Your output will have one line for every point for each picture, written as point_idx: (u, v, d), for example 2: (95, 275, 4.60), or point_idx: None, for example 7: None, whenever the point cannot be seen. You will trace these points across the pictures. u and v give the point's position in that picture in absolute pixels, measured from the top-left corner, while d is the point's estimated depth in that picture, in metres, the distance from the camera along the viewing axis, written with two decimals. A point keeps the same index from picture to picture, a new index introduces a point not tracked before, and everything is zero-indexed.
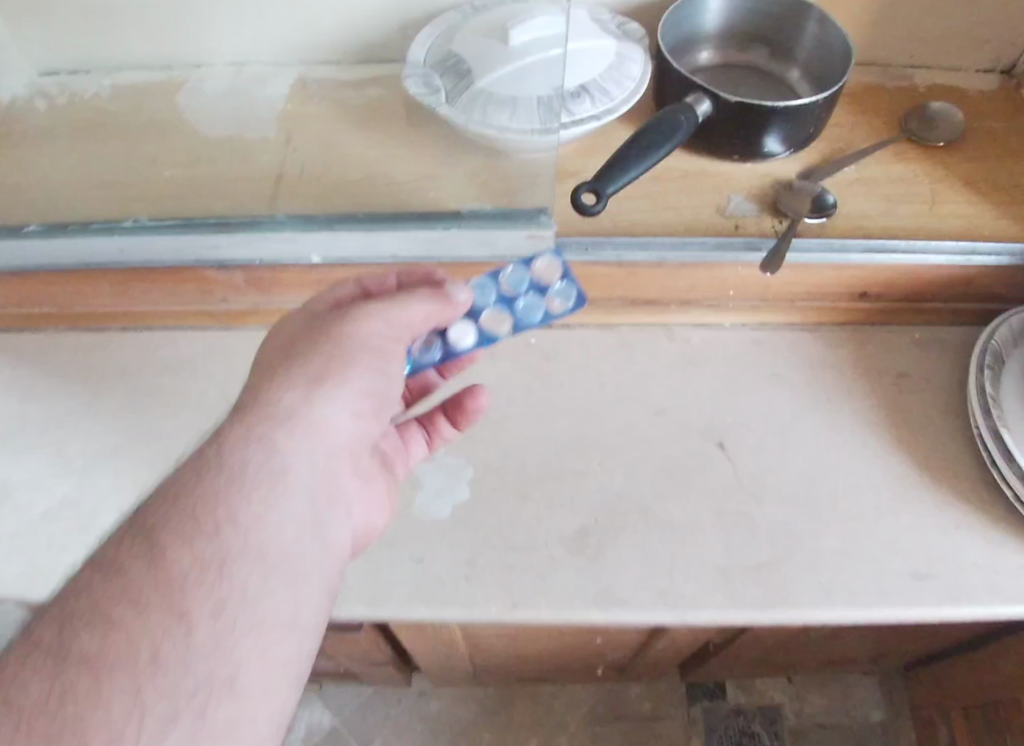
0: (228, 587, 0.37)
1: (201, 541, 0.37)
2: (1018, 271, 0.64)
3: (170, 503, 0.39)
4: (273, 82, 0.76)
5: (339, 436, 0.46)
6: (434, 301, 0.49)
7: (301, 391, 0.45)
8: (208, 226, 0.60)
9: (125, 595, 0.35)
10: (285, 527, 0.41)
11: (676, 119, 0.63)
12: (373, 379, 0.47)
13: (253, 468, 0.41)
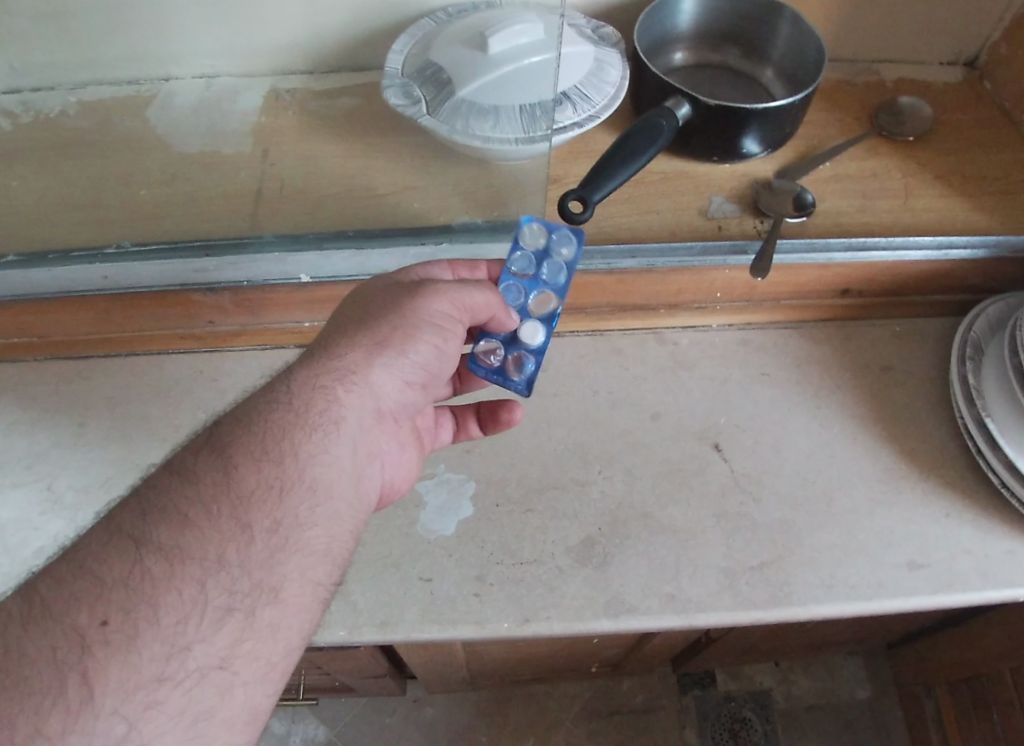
0: (282, 510, 0.41)
1: (267, 468, 0.42)
2: (993, 263, 0.66)
3: (243, 431, 0.43)
4: (245, 94, 0.75)
5: (391, 395, 0.48)
6: (495, 300, 0.50)
7: (362, 350, 0.46)
8: (195, 249, 0.60)
9: (202, 500, 0.40)
10: (334, 469, 0.44)
11: (657, 123, 0.63)
12: (428, 354, 0.48)
13: (315, 411, 0.44)
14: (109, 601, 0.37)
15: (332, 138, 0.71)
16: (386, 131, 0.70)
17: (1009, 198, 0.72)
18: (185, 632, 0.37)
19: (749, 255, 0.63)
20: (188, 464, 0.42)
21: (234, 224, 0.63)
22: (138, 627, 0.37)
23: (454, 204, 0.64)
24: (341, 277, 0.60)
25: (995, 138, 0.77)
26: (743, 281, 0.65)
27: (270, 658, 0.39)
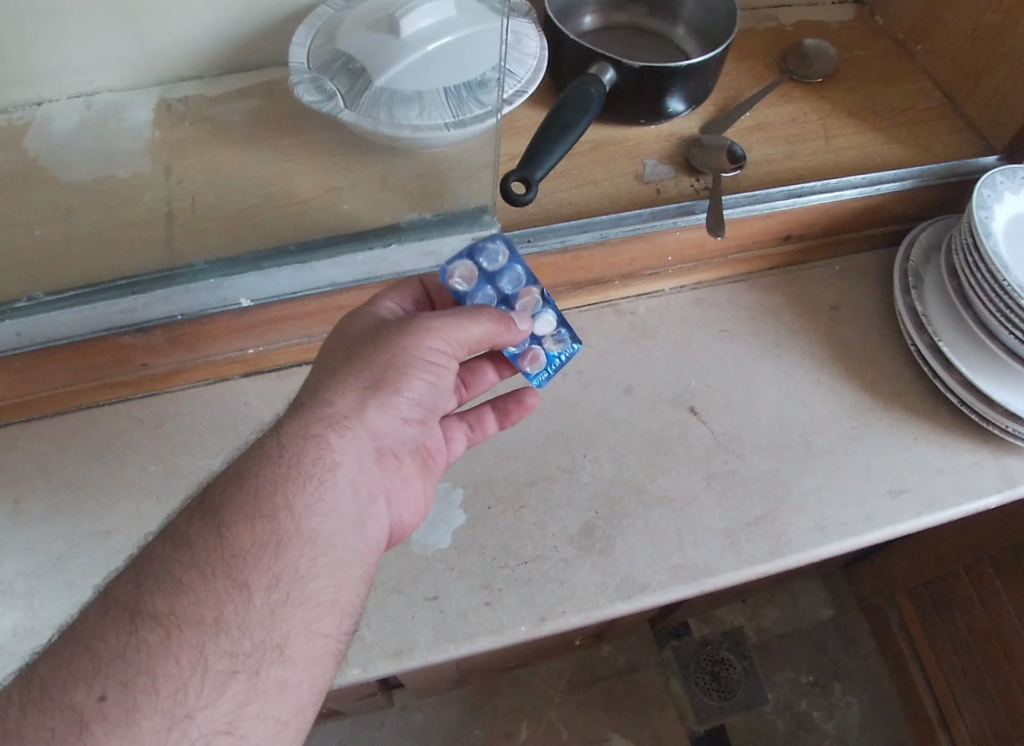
0: (281, 565, 0.41)
1: (261, 525, 0.41)
2: (918, 193, 0.69)
3: (236, 490, 0.42)
4: (132, 109, 0.68)
5: (387, 436, 0.47)
6: (495, 324, 0.49)
7: (353, 395, 0.46)
8: (118, 288, 0.54)
9: (194, 562, 0.39)
10: (333, 518, 0.43)
11: (585, 92, 0.60)
12: (425, 392, 0.48)
13: (308, 462, 0.43)
14: (106, 676, 0.36)
15: (241, 143, 0.65)
16: (299, 132, 0.65)
17: (921, 125, 0.74)
18: (186, 700, 0.37)
19: (698, 214, 0.63)
20: (179, 529, 0.41)
21: (153, 254, 0.57)
22: (137, 699, 0.36)
23: (389, 198, 0.59)
24: (284, 295, 0.57)
25: (895, 70, 0.79)
26: (693, 241, 0.66)
27: (278, 716, 0.39)
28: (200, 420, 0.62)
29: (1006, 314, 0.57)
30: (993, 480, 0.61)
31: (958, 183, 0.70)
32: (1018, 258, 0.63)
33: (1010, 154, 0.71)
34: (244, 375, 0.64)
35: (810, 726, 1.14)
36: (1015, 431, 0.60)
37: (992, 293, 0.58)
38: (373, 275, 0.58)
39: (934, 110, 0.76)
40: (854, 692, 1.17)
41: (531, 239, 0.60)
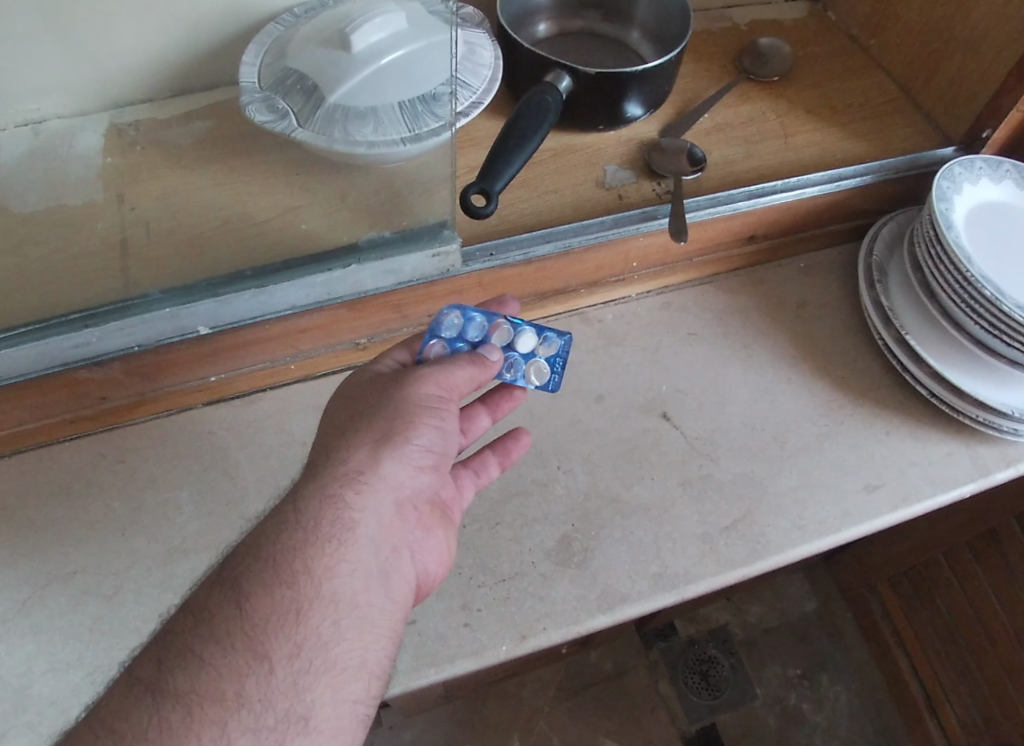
0: (303, 632, 0.41)
1: (282, 593, 0.41)
2: (877, 187, 0.69)
3: (252, 558, 0.42)
4: (80, 134, 0.66)
5: (403, 489, 0.46)
6: (475, 366, 0.49)
7: (364, 451, 0.45)
8: (70, 321, 0.53)
9: (214, 636, 0.39)
10: (354, 578, 0.43)
11: (543, 101, 0.59)
12: (431, 439, 0.47)
13: (326, 525, 0.43)
14: None
15: (196, 165, 0.63)
16: (253, 152, 0.63)
17: (878, 119, 0.75)
18: None
19: (661, 218, 0.63)
20: (199, 603, 0.41)
21: (107, 284, 0.55)
22: None
23: (347, 218, 0.58)
24: (243, 320, 0.56)
25: (850, 65, 0.80)
26: (658, 245, 0.65)
27: None
28: (164, 452, 0.60)
29: (970, 304, 0.58)
30: (967, 470, 0.61)
31: (916, 176, 0.70)
32: (979, 248, 0.64)
33: (966, 144, 0.72)
34: (207, 404, 0.63)
35: (801, 720, 1.14)
36: (985, 420, 0.61)
37: (956, 285, 0.58)
38: (333, 296, 0.57)
39: (890, 104, 0.77)
40: (841, 682, 1.17)
41: (493, 252, 0.59)
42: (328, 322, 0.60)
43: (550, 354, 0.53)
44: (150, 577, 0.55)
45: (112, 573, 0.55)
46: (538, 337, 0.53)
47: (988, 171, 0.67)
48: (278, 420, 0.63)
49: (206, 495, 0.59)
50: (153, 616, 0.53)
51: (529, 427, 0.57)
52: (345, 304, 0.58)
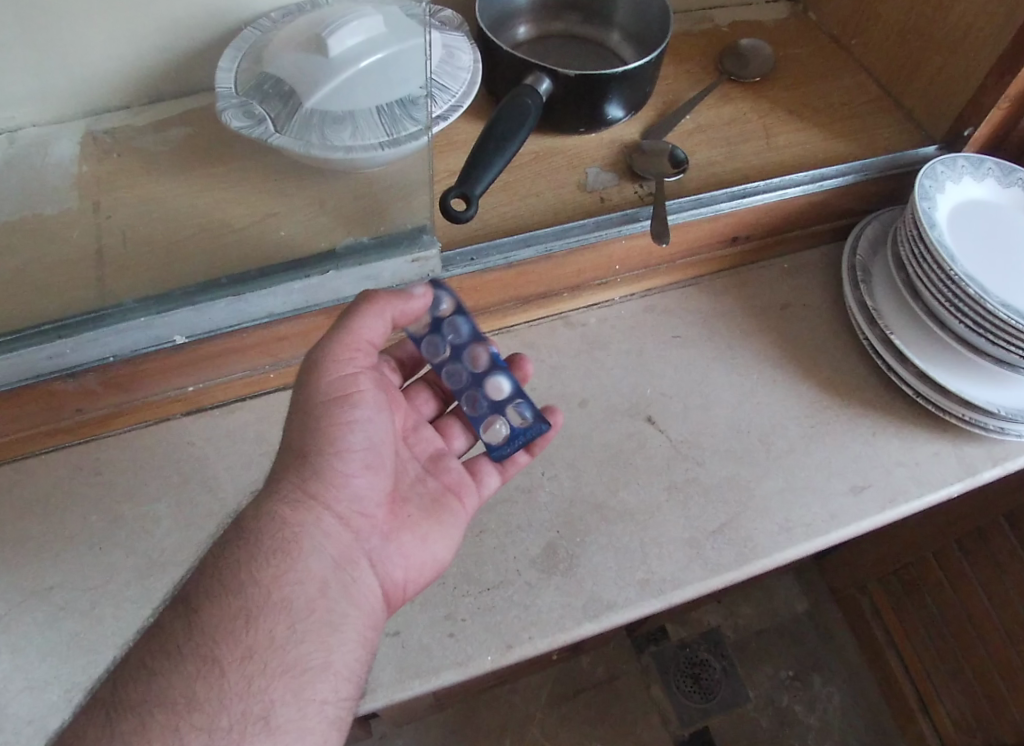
0: (255, 636, 0.41)
1: (230, 602, 0.41)
2: (860, 187, 0.69)
3: (203, 574, 0.42)
4: (54, 141, 0.65)
5: (343, 497, 0.47)
6: (384, 302, 0.48)
7: (296, 465, 0.46)
8: (43, 332, 0.52)
9: (165, 647, 0.40)
10: (303, 584, 0.43)
11: (523, 104, 0.59)
12: (358, 433, 0.47)
13: (266, 539, 0.44)
14: None
15: (173, 172, 0.62)
16: (230, 158, 0.62)
17: (860, 119, 0.75)
18: None
19: (642, 221, 0.62)
20: (160, 622, 0.41)
21: (82, 294, 0.54)
22: None
23: (326, 224, 0.57)
24: (219, 328, 0.55)
25: (831, 66, 0.80)
26: (640, 247, 0.65)
27: None
28: (141, 464, 0.59)
29: (953, 302, 0.58)
30: (953, 469, 0.61)
31: (899, 175, 0.70)
32: (963, 247, 0.64)
33: (949, 143, 0.72)
34: (186, 414, 0.62)
35: (794, 721, 1.13)
36: (972, 418, 0.60)
37: (939, 283, 0.58)
38: (311, 303, 0.56)
39: (872, 103, 0.76)
40: (834, 682, 1.17)
41: (474, 257, 0.58)
42: (307, 330, 0.59)
43: (519, 423, 0.54)
44: (128, 593, 0.54)
45: (89, 589, 0.54)
46: (516, 403, 0.54)
47: (971, 169, 0.67)
48: (258, 429, 0.62)
49: (185, 508, 0.58)
50: (131, 632, 0.52)
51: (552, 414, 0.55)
52: (324, 312, 0.57)
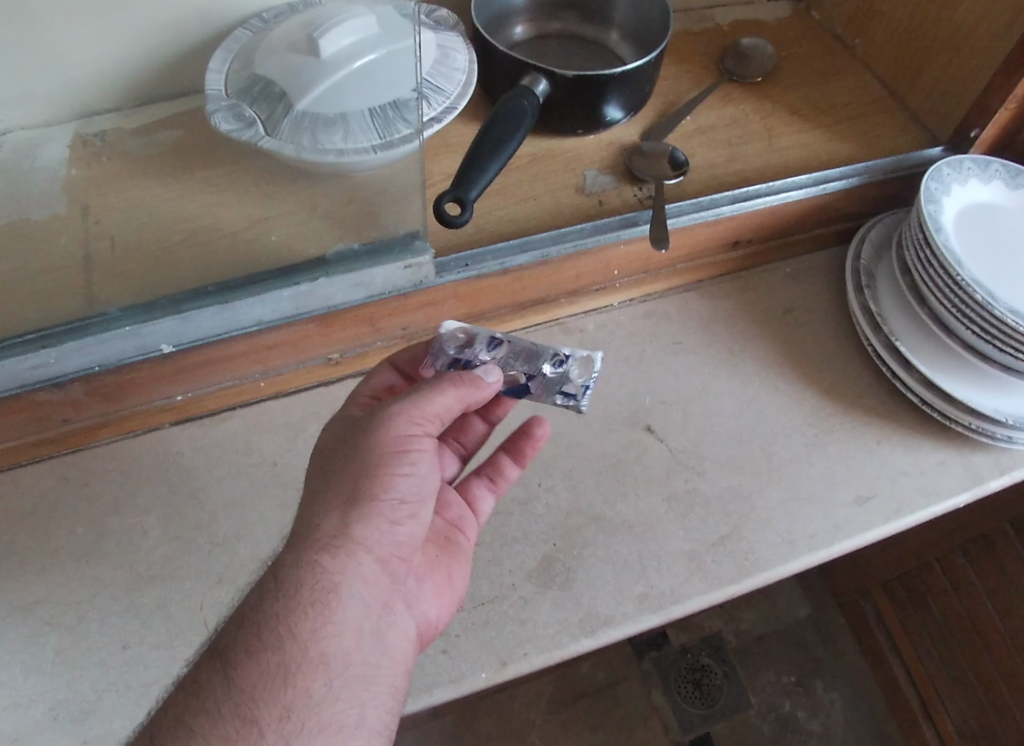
0: (292, 694, 0.39)
1: (266, 658, 0.39)
2: (865, 189, 0.67)
3: (236, 625, 0.40)
4: (42, 144, 0.64)
5: (385, 543, 0.43)
6: (460, 385, 0.46)
7: (338, 512, 0.42)
8: (27, 341, 0.50)
9: (201, 707, 0.38)
10: (344, 637, 0.41)
11: (519, 105, 0.57)
12: (408, 484, 0.44)
13: (306, 590, 0.40)
14: None
15: (163, 175, 0.61)
16: (220, 161, 0.61)
17: (863, 120, 0.73)
18: None
19: (641, 225, 0.61)
20: (195, 676, 0.39)
21: (68, 301, 0.53)
22: None
23: (317, 229, 0.56)
24: (209, 336, 0.54)
25: (834, 65, 0.78)
26: (639, 252, 0.64)
27: None
28: (129, 474, 0.58)
29: (961, 309, 0.56)
30: (960, 479, 0.59)
31: (905, 177, 0.69)
32: (969, 251, 0.62)
33: (954, 145, 0.70)
34: (175, 423, 0.60)
35: (796, 728, 1.12)
36: (979, 427, 0.59)
37: (947, 289, 0.57)
38: (301, 311, 0.55)
39: (876, 104, 0.75)
40: (836, 689, 1.15)
41: (468, 263, 0.57)
42: (298, 338, 0.58)
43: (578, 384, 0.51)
44: (114, 607, 0.53)
45: (75, 602, 0.53)
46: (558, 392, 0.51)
47: (977, 171, 0.66)
48: (248, 438, 0.61)
49: (173, 519, 0.56)
50: (118, 647, 0.51)
51: (538, 423, 0.54)
52: (315, 319, 0.56)
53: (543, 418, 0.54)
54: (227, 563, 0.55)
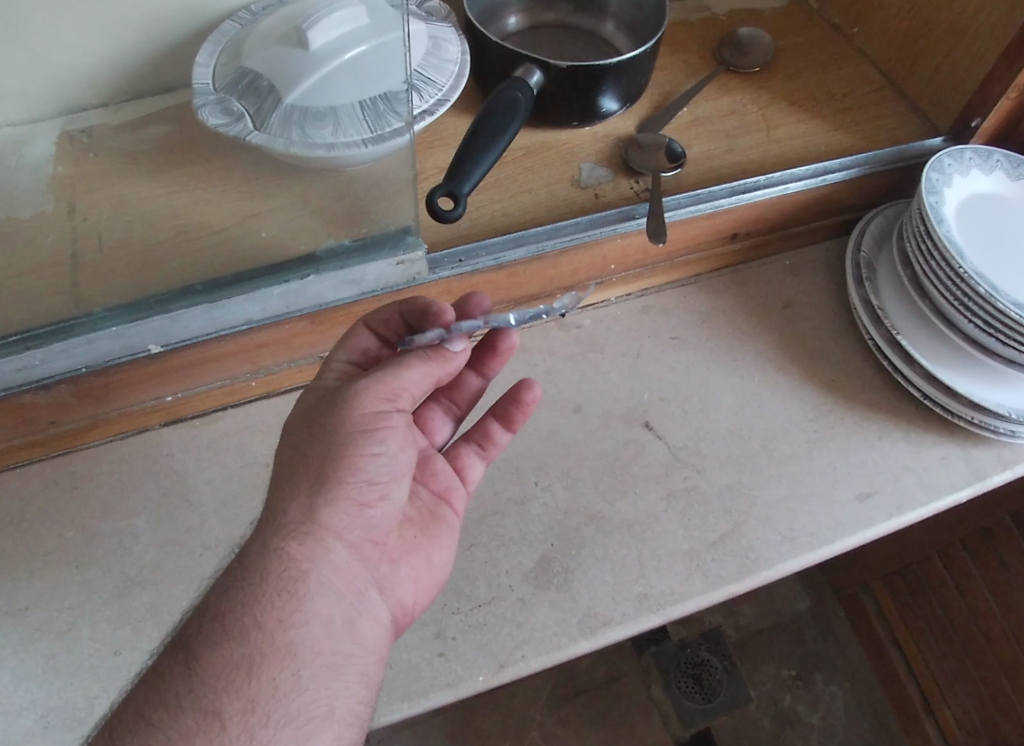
0: (258, 686, 0.38)
1: (232, 648, 0.38)
2: (864, 180, 0.66)
3: (201, 617, 0.39)
4: (29, 140, 0.62)
5: (357, 528, 0.43)
6: (428, 361, 0.45)
7: (306, 496, 0.41)
8: (11, 341, 0.49)
9: (163, 699, 0.37)
10: (312, 627, 0.40)
11: (512, 97, 0.56)
12: (377, 465, 0.42)
13: (272, 579, 0.40)
14: None
15: (150, 171, 0.60)
16: (209, 156, 0.60)
17: (863, 110, 0.72)
18: None
19: (638, 218, 0.60)
20: (159, 671, 0.38)
21: (52, 301, 0.51)
22: None
23: (308, 224, 0.55)
24: (196, 337, 0.53)
25: (833, 54, 0.77)
26: (635, 246, 0.63)
27: None
28: (119, 477, 0.57)
29: (962, 301, 0.55)
30: (963, 474, 0.58)
31: (905, 168, 0.68)
32: (972, 243, 0.61)
33: (955, 135, 0.69)
34: (166, 424, 0.60)
35: (796, 721, 1.11)
36: (981, 421, 0.58)
37: (948, 280, 0.56)
38: (291, 309, 0.54)
39: (875, 93, 0.74)
40: (837, 682, 1.15)
41: (462, 258, 0.56)
42: (287, 336, 0.57)
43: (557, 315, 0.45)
44: (104, 612, 0.52)
45: (64, 609, 0.52)
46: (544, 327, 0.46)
47: (979, 161, 0.65)
48: (239, 439, 0.60)
49: (164, 523, 0.55)
50: (108, 653, 0.50)
51: (528, 387, 0.54)
52: (305, 317, 0.55)
53: (533, 383, 0.54)
54: (219, 566, 0.54)
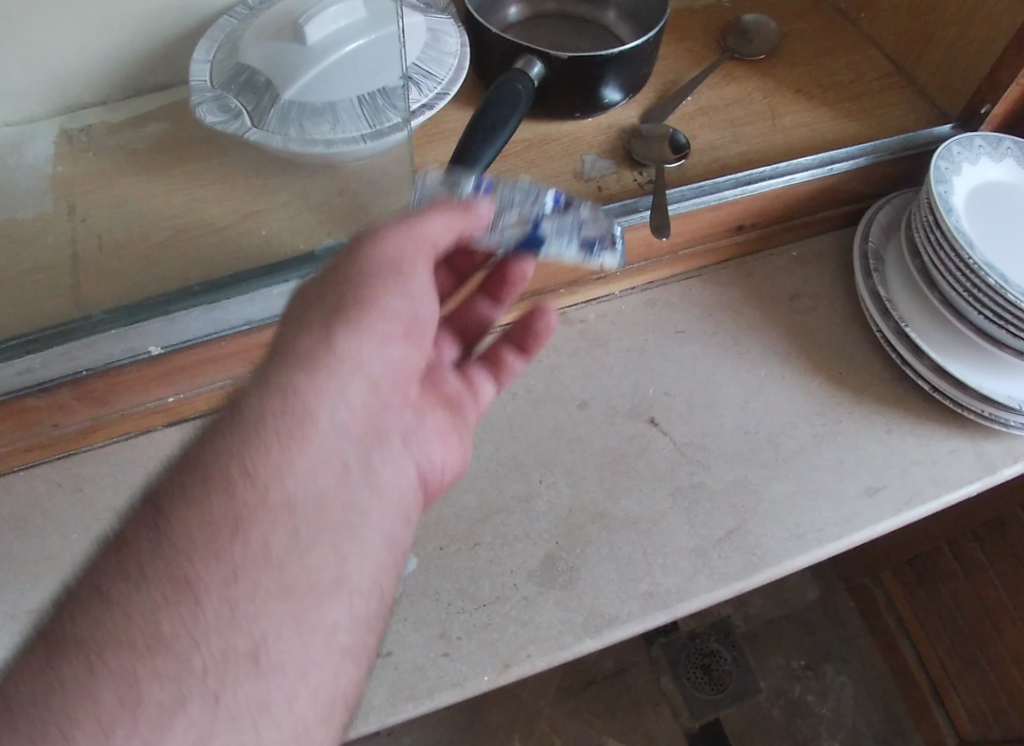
0: (242, 549, 0.32)
1: (217, 506, 0.32)
2: (873, 169, 0.65)
3: (176, 484, 0.33)
4: (29, 139, 0.62)
5: (372, 360, 0.38)
6: (455, 212, 0.42)
7: (317, 332, 0.37)
8: (10, 346, 0.48)
9: (124, 568, 0.30)
10: (313, 476, 0.35)
11: (513, 90, 0.55)
12: (399, 317, 0.40)
13: (273, 415, 0.35)
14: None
15: (149, 171, 0.59)
16: (208, 154, 0.59)
17: (870, 97, 0.71)
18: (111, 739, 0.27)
19: (642, 211, 0.59)
20: (122, 537, 0.31)
21: (53, 304, 0.51)
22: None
23: (309, 223, 0.55)
24: (197, 338, 0.51)
25: (839, 40, 0.76)
26: (640, 239, 0.62)
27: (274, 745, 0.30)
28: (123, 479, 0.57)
29: (973, 292, 0.54)
30: (972, 467, 0.58)
31: (913, 156, 0.67)
32: (981, 232, 0.60)
33: (964, 122, 0.68)
34: (168, 425, 0.58)
35: (806, 712, 1.11)
36: (991, 414, 0.57)
37: (957, 271, 0.55)
38: None
39: (882, 80, 0.73)
40: (846, 672, 1.15)
41: None
42: None
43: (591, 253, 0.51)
44: None
45: None
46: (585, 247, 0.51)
47: (988, 149, 0.63)
48: None
49: None
50: None
51: (542, 314, 0.52)
52: None
53: (547, 310, 0.52)
54: None
